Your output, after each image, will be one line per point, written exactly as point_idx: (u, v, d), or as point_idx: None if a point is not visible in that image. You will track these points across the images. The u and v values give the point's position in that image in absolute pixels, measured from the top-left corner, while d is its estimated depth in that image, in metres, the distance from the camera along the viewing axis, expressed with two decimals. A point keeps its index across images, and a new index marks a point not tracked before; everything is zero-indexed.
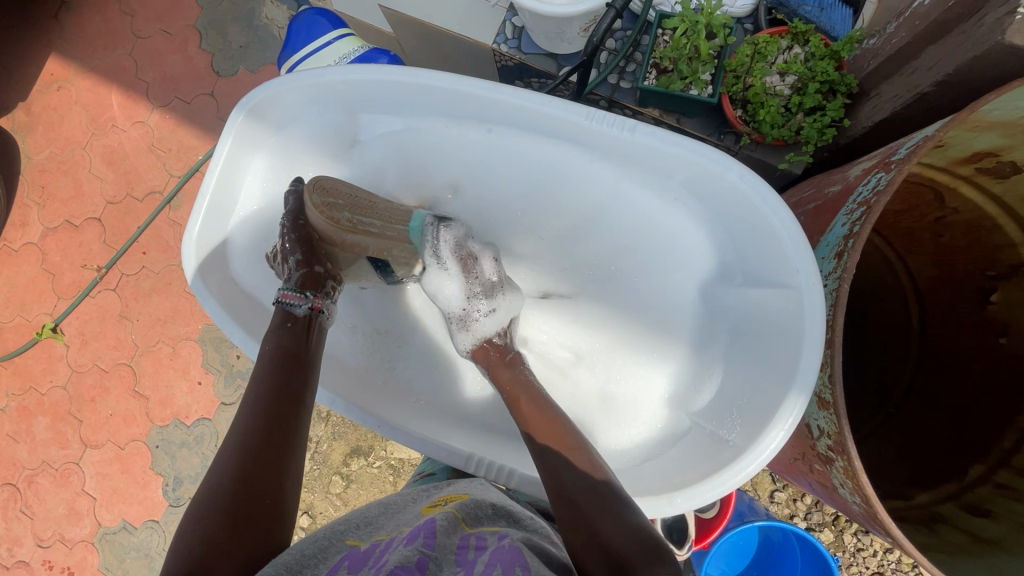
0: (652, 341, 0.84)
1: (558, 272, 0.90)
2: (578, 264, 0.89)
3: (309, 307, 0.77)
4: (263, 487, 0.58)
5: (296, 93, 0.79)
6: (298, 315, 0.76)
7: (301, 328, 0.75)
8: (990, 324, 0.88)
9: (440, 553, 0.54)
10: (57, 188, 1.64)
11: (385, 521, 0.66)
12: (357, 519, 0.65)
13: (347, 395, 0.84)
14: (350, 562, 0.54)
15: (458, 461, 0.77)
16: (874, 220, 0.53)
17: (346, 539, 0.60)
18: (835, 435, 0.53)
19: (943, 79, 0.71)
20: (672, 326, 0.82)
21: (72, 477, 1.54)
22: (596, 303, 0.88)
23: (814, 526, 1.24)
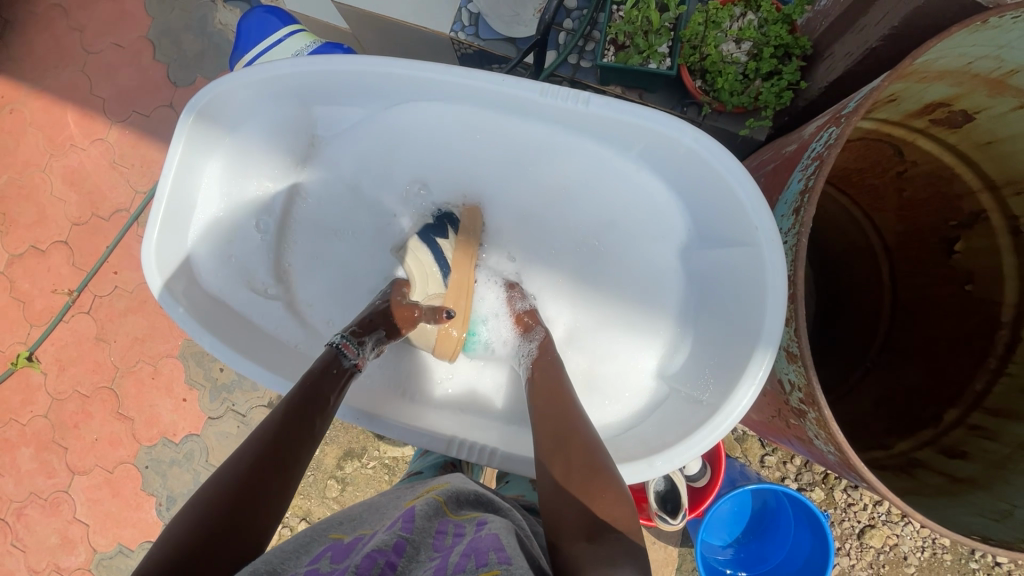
0: (639, 318, 0.83)
1: (541, 252, 0.90)
2: (561, 243, 0.89)
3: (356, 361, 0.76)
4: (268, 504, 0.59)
5: (248, 89, 0.78)
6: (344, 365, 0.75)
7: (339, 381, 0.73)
8: (956, 272, 0.91)
9: (419, 538, 0.55)
10: (19, 214, 1.60)
11: (368, 516, 0.66)
12: (339, 517, 0.66)
13: None
14: (332, 551, 0.55)
15: (440, 446, 0.77)
16: (827, 173, 0.53)
17: (329, 532, 0.61)
18: (804, 387, 0.54)
19: (890, 33, 0.72)
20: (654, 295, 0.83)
21: (62, 506, 1.52)
22: (581, 282, 0.88)
23: (805, 486, 1.27)
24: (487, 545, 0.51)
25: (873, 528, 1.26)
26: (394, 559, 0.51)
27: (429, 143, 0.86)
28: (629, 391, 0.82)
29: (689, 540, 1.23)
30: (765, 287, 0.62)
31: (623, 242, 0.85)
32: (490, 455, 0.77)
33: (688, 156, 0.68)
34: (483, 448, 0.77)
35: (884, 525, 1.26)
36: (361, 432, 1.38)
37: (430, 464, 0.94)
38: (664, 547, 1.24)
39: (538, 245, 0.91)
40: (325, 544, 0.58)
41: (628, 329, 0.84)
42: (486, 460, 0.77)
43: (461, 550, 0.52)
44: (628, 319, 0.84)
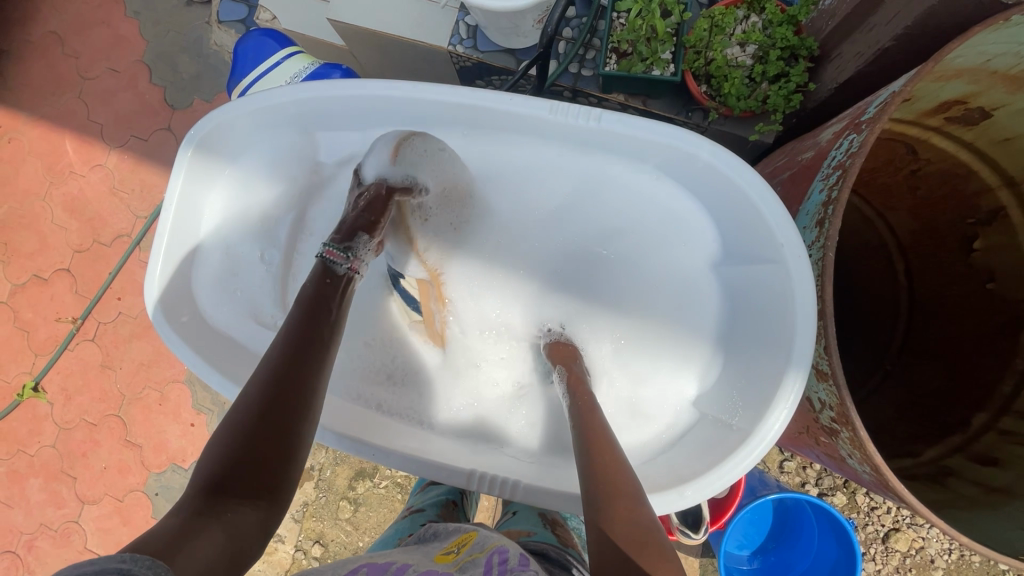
0: (675, 339, 0.80)
1: (573, 255, 0.85)
2: (593, 243, 0.85)
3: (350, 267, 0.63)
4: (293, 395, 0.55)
5: (249, 117, 0.76)
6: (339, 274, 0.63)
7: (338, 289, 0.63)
8: (976, 271, 0.89)
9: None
10: (20, 243, 1.59)
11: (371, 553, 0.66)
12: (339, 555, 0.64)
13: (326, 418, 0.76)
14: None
15: (461, 481, 0.73)
16: (852, 183, 0.51)
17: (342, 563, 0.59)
18: (836, 406, 0.52)
19: (903, 32, 0.70)
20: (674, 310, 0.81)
21: (72, 537, 1.50)
22: (614, 287, 0.84)
23: (826, 491, 1.24)
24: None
25: (898, 531, 1.23)
26: None
27: None
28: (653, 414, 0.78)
29: (710, 551, 1.21)
30: (793, 305, 0.60)
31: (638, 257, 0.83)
32: (513, 488, 0.73)
33: (708, 171, 0.67)
34: (507, 481, 0.73)
35: (908, 528, 1.23)
36: None
37: (432, 502, 0.92)
38: (684, 558, 1.21)
39: (557, 256, 0.86)
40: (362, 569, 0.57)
41: (665, 344, 0.80)
42: (511, 495, 0.73)
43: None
44: (662, 333, 0.81)
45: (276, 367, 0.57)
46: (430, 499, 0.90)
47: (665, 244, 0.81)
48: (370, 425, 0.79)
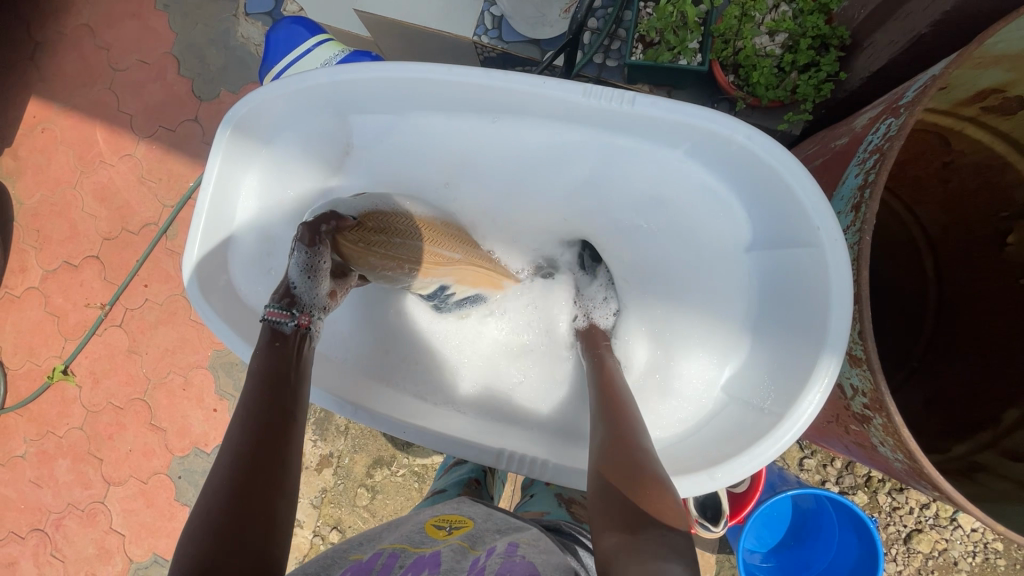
0: (690, 323, 0.81)
1: (580, 250, 0.94)
2: (605, 238, 0.92)
3: (297, 323, 0.75)
4: (270, 464, 0.62)
5: (284, 101, 0.77)
6: (287, 332, 0.74)
7: (293, 344, 0.74)
8: (1010, 266, 0.87)
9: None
10: (52, 231, 1.63)
11: (385, 536, 0.70)
12: (357, 541, 0.68)
13: (365, 402, 0.84)
14: (351, 574, 0.57)
15: (490, 460, 0.78)
16: (891, 168, 0.51)
17: (348, 555, 0.63)
18: (870, 392, 0.51)
19: (941, 18, 0.69)
20: (699, 296, 0.81)
21: (99, 517, 1.54)
22: (622, 275, 0.92)
23: (847, 489, 1.23)
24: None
25: (921, 532, 1.21)
26: None
27: (457, 146, 0.84)
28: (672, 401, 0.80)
29: (726, 546, 1.20)
30: (829, 289, 0.59)
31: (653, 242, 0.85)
32: (542, 467, 0.77)
33: (742, 154, 0.66)
34: (535, 461, 0.77)
35: (932, 530, 1.21)
36: (390, 440, 1.37)
37: (455, 481, 0.94)
38: (701, 554, 1.21)
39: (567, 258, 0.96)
40: (344, 568, 0.59)
41: (676, 327, 0.84)
42: (538, 474, 0.77)
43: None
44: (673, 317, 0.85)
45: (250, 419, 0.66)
46: (452, 480, 0.91)
47: (688, 228, 0.80)
48: (377, 398, 0.85)
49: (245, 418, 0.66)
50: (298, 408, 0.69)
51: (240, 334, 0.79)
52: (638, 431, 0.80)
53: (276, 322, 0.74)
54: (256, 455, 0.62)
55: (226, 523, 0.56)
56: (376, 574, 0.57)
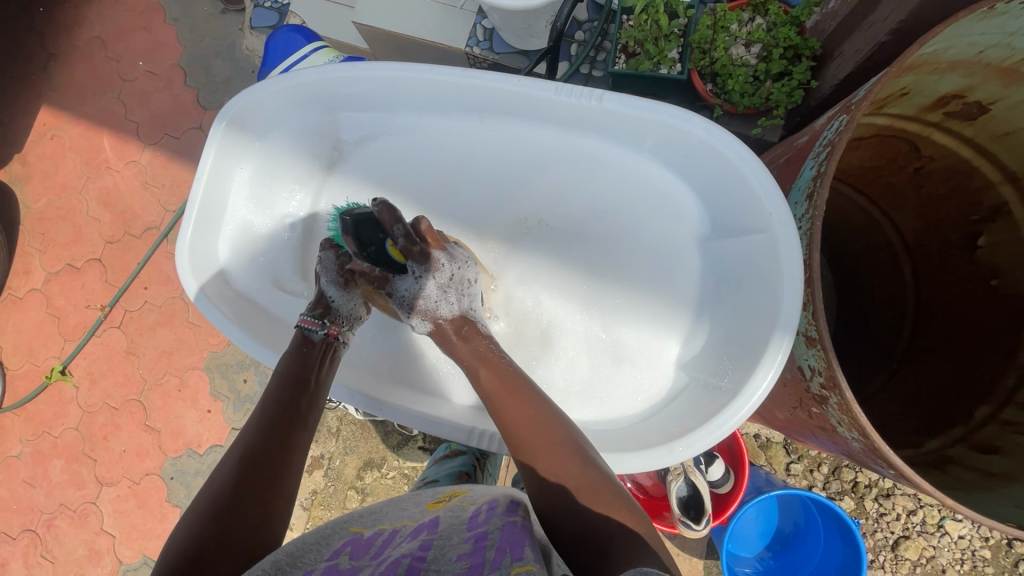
0: (661, 312, 0.82)
1: (537, 229, 0.88)
2: (564, 221, 0.87)
3: (326, 333, 0.78)
4: (274, 458, 0.63)
5: (276, 97, 0.82)
6: (315, 341, 0.77)
7: (317, 354, 0.76)
8: (981, 268, 0.89)
9: (447, 535, 0.55)
10: (56, 234, 1.67)
11: (389, 509, 0.66)
12: (361, 510, 0.66)
13: (368, 392, 0.85)
14: (352, 546, 0.57)
15: (461, 436, 0.79)
16: (838, 157, 0.54)
17: (348, 525, 0.61)
18: (825, 371, 0.54)
19: (898, 26, 0.73)
20: (669, 284, 0.82)
21: (90, 518, 1.55)
22: (578, 257, 0.87)
23: (834, 495, 1.23)
24: (519, 539, 0.50)
25: (908, 539, 1.21)
26: (421, 556, 0.52)
27: (437, 145, 0.87)
28: (643, 384, 0.81)
29: (714, 552, 1.20)
30: (780, 270, 0.62)
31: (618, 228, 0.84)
32: (512, 445, 0.77)
33: (703, 147, 0.69)
34: (505, 439, 0.78)
35: (919, 536, 1.21)
36: (381, 442, 1.39)
37: (445, 474, 0.93)
38: (689, 559, 1.21)
39: (523, 237, 0.89)
40: (346, 538, 0.58)
41: (637, 313, 0.83)
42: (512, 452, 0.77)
43: (494, 543, 0.51)
44: (638, 305, 0.83)
45: (266, 418, 0.67)
46: (444, 470, 0.91)
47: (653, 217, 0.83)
48: (387, 392, 0.87)
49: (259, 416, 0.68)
50: (311, 413, 0.71)
51: (229, 316, 0.81)
52: (608, 413, 0.81)
53: (308, 330, 0.78)
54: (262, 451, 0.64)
55: (225, 512, 0.58)
56: (376, 548, 0.56)
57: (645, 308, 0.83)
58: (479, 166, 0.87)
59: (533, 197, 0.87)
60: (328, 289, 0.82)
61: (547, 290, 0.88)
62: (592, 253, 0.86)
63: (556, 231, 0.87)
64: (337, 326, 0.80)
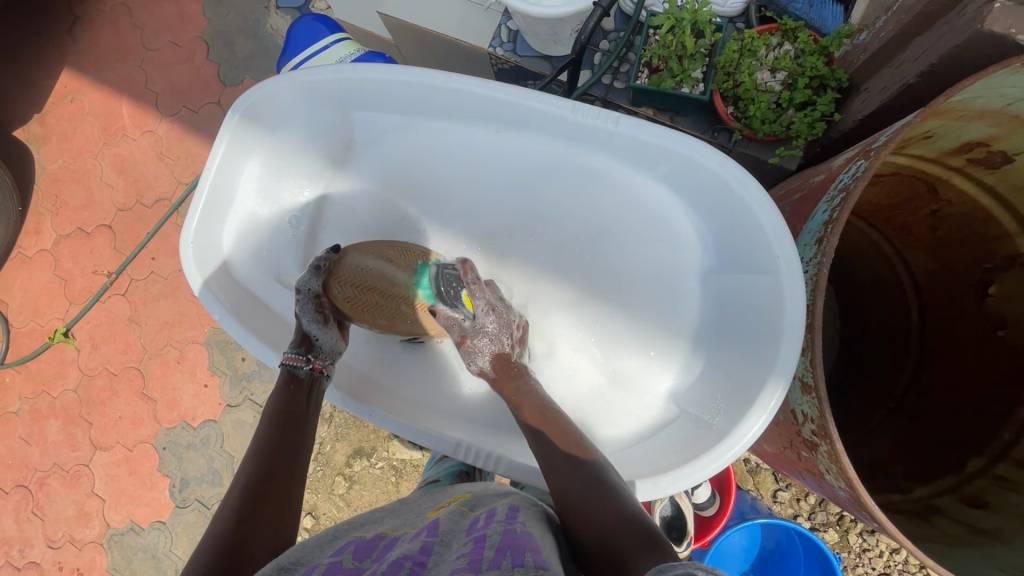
0: (650, 338, 0.82)
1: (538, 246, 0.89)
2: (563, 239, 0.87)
3: (310, 368, 0.78)
4: (277, 481, 0.64)
5: (292, 91, 0.82)
6: (301, 377, 0.77)
7: (303, 390, 0.76)
8: (988, 317, 0.88)
9: (447, 540, 0.54)
10: (69, 197, 1.68)
11: (386, 518, 0.67)
12: (360, 519, 0.66)
13: (359, 395, 0.84)
14: (355, 546, 0.56)
15: (448, 449, 0.77)
16: (853, 204, 0.53)
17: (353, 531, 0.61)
18: (817, 419, 0.53)
19: (928, 69, 0.72)
20: (659, 310, 0.82)
21: (82, 479, 1.57)
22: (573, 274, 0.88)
23: (818, 526, 1.23)
24: (524, 544, 0.50)
25: None
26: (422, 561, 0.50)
27: (449, 152, 0.86)
28: (635, 412, 0.80)
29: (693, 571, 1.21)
30: (782, 316, 0.61)
31: (618, 254, 0.85)
32: (496, 461, 0.76)
33: (715, 181, 0.68)
34: (490, 453, 0.76)
35: None
36: (373, 432, 1.40)
37: (447, 472, 0.90)
38: None
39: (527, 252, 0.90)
40: (350, 540, 0.58)
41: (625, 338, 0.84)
42: (496, 468, 0.75)
43: (494, 544, 0.50)
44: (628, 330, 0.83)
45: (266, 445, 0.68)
46: (446, 469, 0.89)
47: (649, 238, 0.81)
48: (378, 393, 0.86)
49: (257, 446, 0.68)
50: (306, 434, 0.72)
51: (231, 311, 0.82)
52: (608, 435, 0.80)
53: (292, 365, 0.77)
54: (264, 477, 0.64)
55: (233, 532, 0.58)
56: (380, 549, 0.55)
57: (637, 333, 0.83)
58: (492, 184, 0.88)
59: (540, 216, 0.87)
60: (311, 327, 0.80)
61: (552, 307, 0.89)
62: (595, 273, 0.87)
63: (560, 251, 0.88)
64: (322, 360, 0.79)
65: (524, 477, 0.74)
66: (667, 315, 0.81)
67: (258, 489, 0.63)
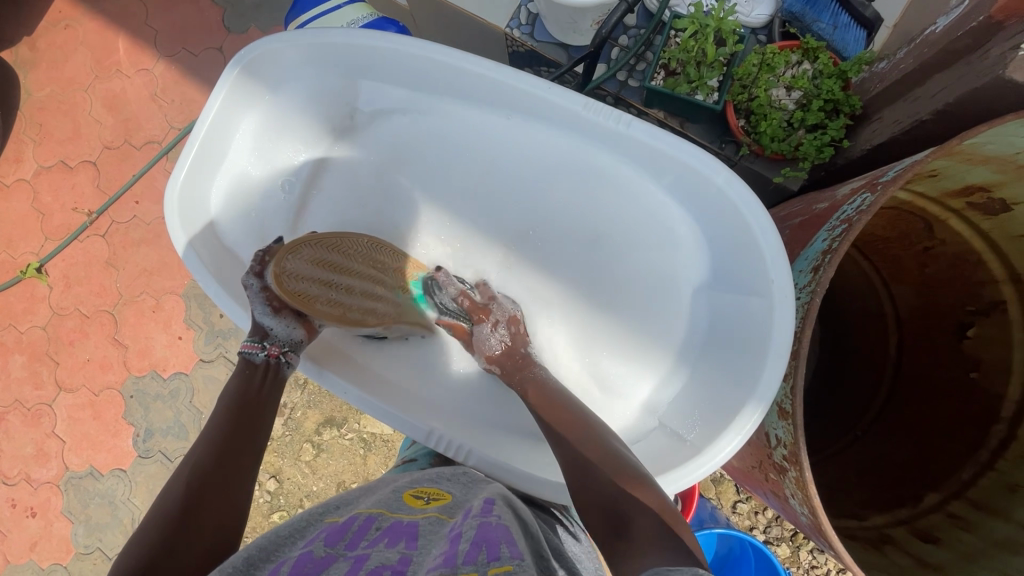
0: (635, 347, 0.82)
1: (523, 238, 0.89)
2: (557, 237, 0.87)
3: (266, 354, 0.75)
4: (227, 475, 0.63)
5: (296, 51, 0.79)
6: (257, 362, 0.74)
7: (258, 377, 0.74)
8: (964, 358, 0.90)
9: (426, 549, 0.55)
10: (54, 128, 1.62)
11: (361, 500, 0.68)
12: (335, 503, 0.67)
13: (341, 373, 0.81)
14: (327, 533, 0.57)
15: (419, 435, 0.75)
16: (853, 237, 0.53)
17: (325, 517, 0.62)
18: (790, 445, 0.54)
19: (942, 108, 0.71)
20: (647, 318, 0.81)
21: (43, 419, 1.54)
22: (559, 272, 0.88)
23: (772, 539, 1.25)
24: (497, 536, 0.52)
25: None
26: (400, 570, 0.51)
27: (453, 133, 0.84)
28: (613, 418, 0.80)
29: None
30: (768, 340, 0.62)
31: (611, 260, 0.84)
32: (466, 453, 0.76)
33: (717, 198, 0.67)
34: (461, 445, 0.76)
35: None
36: (346, 403, 1.39)
37: (423, 451, 0.93)
38: None
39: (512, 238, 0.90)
40: (322, 526, 0.59)
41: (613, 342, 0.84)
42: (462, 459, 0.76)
43: (469, 538, 0.52)
44: (617, 338, 0.84)
45: (217, 434, 0.68)
46: (424, 450, 0.91)
47: (649, 251, 0.80)
48: (359, 371, 0.83)
49: (210, 435, 0.68)
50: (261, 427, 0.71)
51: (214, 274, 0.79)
52: None
53: (248, 354, 0.75)
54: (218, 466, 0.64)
55: (180, 516, 0.58)
56: (352, 535, 0.57)
57: (625, 340, 0.83)
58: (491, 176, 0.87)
59: (533, 213, 0.87)
60: (265, 318, 0.76)
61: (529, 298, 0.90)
62: (583, 275, 0.87)
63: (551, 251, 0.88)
64: (278, 346, 0.75)
65: (493, 470, 0.74)
66: (654, 326, 0.81)
67: (222, 452, 0.65)
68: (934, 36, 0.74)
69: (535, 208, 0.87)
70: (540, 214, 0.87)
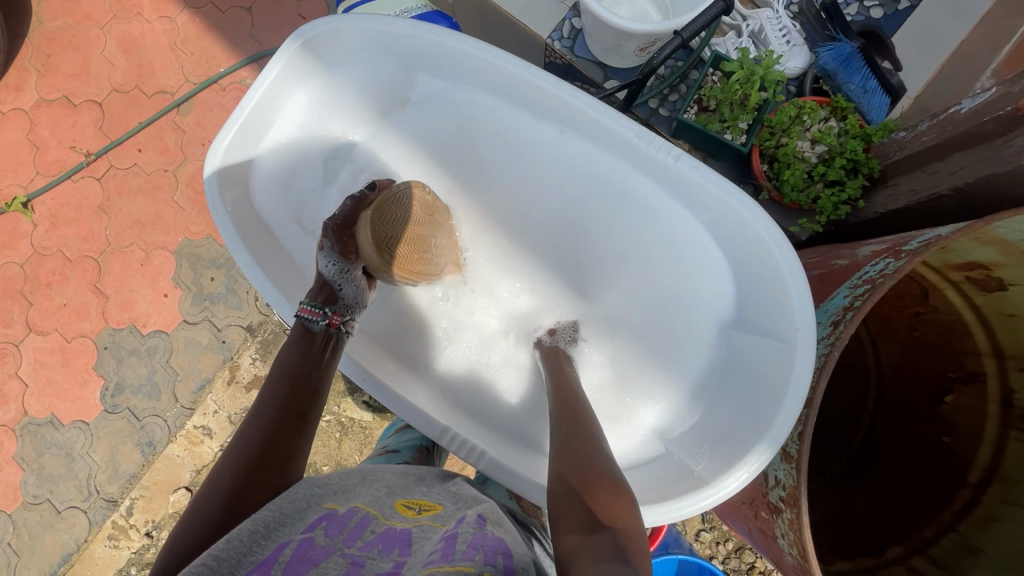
0: (652, 374, 0.85)
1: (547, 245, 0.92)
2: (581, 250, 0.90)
3: (326, 323, 0.77)
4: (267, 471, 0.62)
5: (357, 35, 0.79)
6: (315, 331, 0.76)
7: (319, 343, 0.76)
8: (939, 422, 0.95)
9: (417, 547, 0.54)
10: (63, 61, 1.56)
11: (361, 487, 0.66)
12: (335, 483, 0.65)
13: (360, 360, 0.81)
14: (328, 521, 0.56)
15: (434, 433, 0.75)
16: (875, 300, 0.56)
17: (325, 500, 0.60)
18: (790, 487, 0.58)
19: (962, 186, 0.75)
20: (666, 347, 0.84)
21: (6, 358, 1.48)
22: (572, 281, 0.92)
23: (728, 571, 1.29)
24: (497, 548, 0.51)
25: None
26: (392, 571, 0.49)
27: (497, 134, 0.85)
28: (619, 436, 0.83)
29: None
30: (787, 386, 0.64)
31: (634, 279, 0.87)
32: (478, 456, 0.75)
33: (755, 243, 0.69)
34: (474, 448, 0.76)
35: None
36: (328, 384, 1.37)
37: (406, 445, 0.93)
38: None
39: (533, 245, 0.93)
40: (320, 512, 0.58)
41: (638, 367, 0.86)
42: (474, 461, 0.75)
43: (466, 540, 0.52)
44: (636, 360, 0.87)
45: (263, 425, 0.66)
46: (407, 443, 0.92)
47: (672, 273, 0.82)
48: (381, 364, 0.83)
49: (252, 427, 0.66)
50: (307, 427, 0.69)
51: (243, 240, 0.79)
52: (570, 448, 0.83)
53: (307, 320, 0.76)
54: (256, 464, 0.62)
55: (223, 508, 0.58)
56: (352, 530, 0.55)
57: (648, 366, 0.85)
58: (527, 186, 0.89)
59: (563, 225, 0.90)
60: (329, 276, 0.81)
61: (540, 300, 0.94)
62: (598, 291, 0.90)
63: (574, 265, 0.91)
64: (339, 316, 0.78)
65: (504, 479, 0.73)
66: (671, 355, 0.83)
67: (263, 455, 0.64)
68: (958, 115, 0.77)
69: (564, 220, 0.89)
70: (569, 227, 0.89)
